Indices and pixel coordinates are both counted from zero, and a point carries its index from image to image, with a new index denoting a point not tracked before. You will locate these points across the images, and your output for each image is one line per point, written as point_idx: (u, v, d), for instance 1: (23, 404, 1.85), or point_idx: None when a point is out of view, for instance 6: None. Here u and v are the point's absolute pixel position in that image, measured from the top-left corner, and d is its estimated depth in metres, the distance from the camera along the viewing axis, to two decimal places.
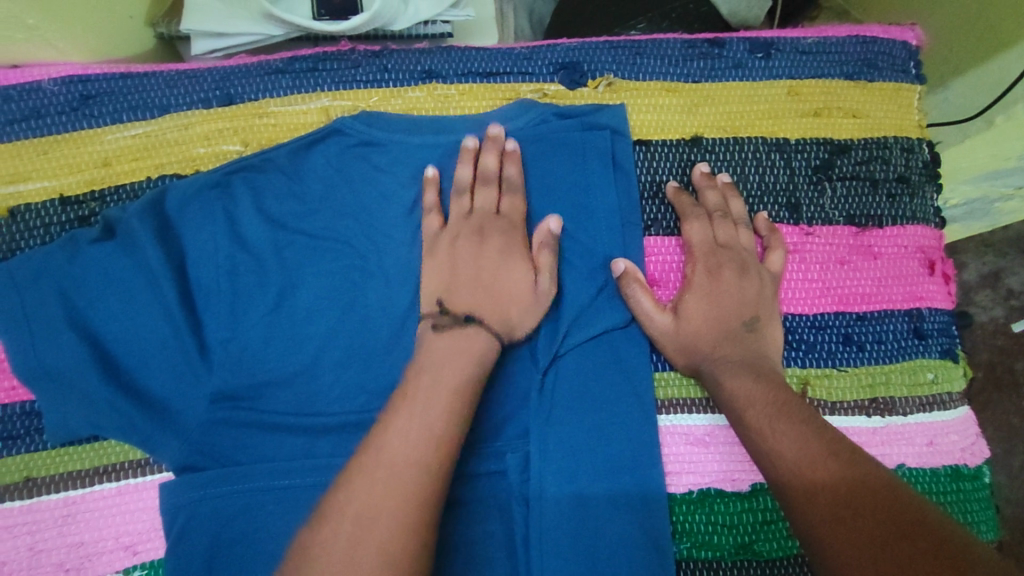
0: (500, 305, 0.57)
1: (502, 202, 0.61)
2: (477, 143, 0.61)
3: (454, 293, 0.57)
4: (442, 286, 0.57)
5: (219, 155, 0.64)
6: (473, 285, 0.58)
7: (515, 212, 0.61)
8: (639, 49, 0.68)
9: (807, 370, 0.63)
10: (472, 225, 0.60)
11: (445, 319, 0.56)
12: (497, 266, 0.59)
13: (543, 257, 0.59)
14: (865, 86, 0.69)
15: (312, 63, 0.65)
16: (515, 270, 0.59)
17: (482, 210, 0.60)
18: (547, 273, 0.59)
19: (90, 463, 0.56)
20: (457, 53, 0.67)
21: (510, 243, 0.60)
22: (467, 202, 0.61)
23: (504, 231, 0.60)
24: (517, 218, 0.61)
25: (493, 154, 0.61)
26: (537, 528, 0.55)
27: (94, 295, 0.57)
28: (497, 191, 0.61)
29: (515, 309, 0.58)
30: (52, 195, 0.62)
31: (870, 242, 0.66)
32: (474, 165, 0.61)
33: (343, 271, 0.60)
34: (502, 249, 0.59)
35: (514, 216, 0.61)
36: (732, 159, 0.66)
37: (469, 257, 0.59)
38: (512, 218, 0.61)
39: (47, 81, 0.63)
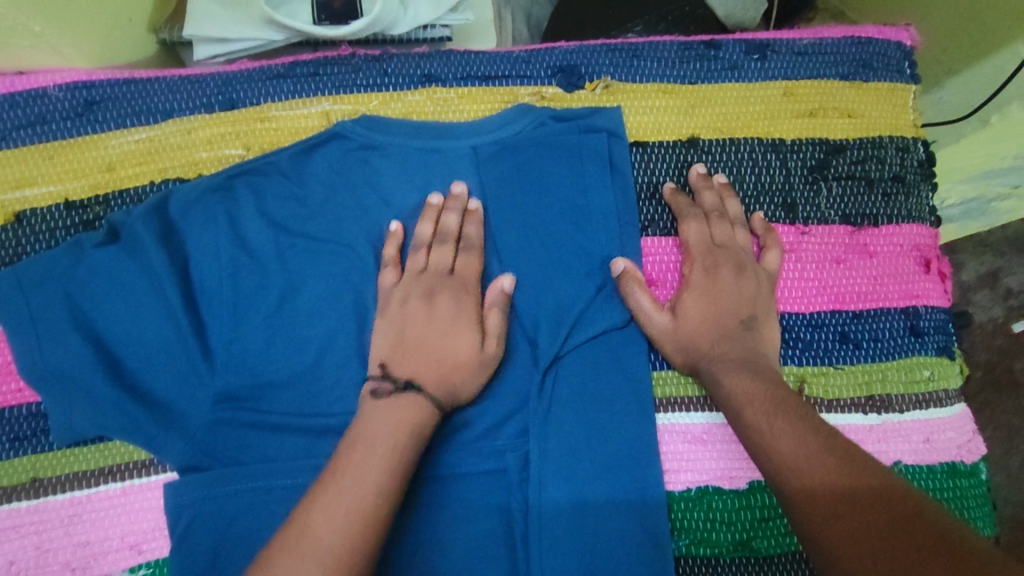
0: (440, 368, 0.56)
1: (456, 261, 0.61)
2: (442, 201, 0.62)
3: (399, 359, 0.57)
4: (389, 349, 0.57)
5: (222, 159, 0.64)
6: (418, 348, 0.57)
7: (468, 271, 0.60)
8: (635, 52, 0.69)
9: (804, 368, 0.64)
10: (423, 284, 0.60)
11: (385, 383, 0.55)
12: (444, 331, 0.58)
13: (490, 319, 0.59)
14: (860, 87, 0.70)
15: (313, 67, 0.66)
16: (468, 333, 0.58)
17: (435, 268, 0.60)
18: (495, 337, 0.58)
19: (95, 464, 0.57)
20: (456, 57, 0.68)
21: (456, 298, 0.59)
22: (421, 257, 0.61)
23: (454, 291, 0.59)
24: (471, 279, 0.60)
25: (453, 213, 0.62)
26: (537, 525, 0.56)
27: (100, 298, 0.57)
28: (453, 249, 0.61)
29: (457, 377, 0.56)
30: (57, 199, 0.62)
31: (866, 240, 0.67)
32: (436, 222, 0.62)
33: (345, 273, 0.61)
34: (452, 311, 0.59)
35: (462, 273, 0.60)
36: (728, 160, 0.67)
37: (417, 321, 0.58)
38: (466, 278, 0.60)
39: (52, 87, 0.63)
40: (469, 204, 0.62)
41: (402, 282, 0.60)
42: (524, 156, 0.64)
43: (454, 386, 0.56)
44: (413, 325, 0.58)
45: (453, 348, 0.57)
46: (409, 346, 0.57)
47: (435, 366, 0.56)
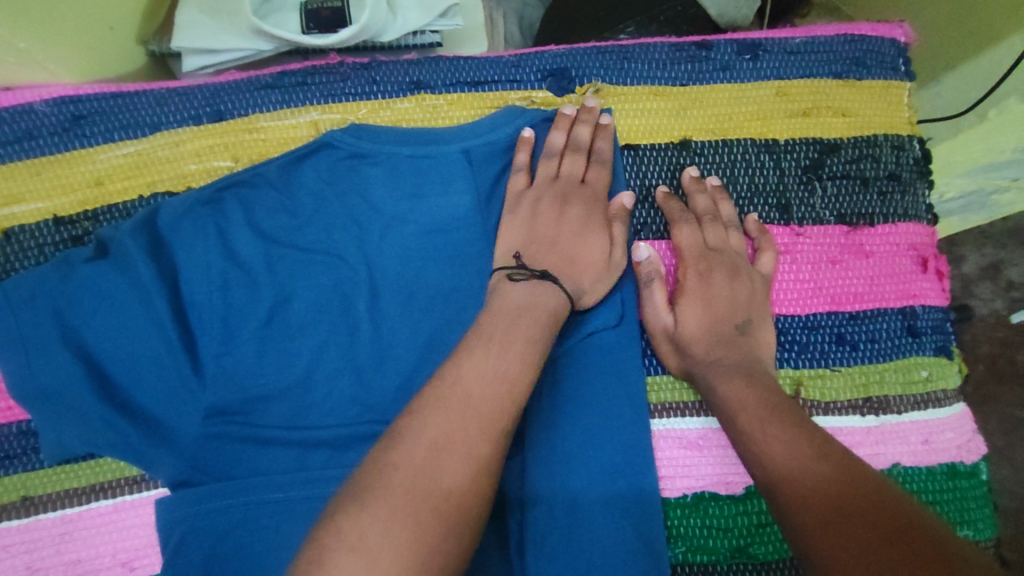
0: (575, 266, 0.58)
1: (588, 172, 0.63)
2: (575, 113, 0.65)
3: (530, 254, 0.58)
4: (522, 242, 0.59)
5: (210, 171, 0.64)
6: (554, 246, 0.59)
7: (600, 182, 0.63)
8: (626, 54, 0.68)
9: (800, 371, 0.63)
10: (557, 190, 0.62)
11: (522, 271, 0.56)
12: (576, 235, 0.60)
13: (619, 230, 0.61)
14: (854, 85, 0.69)
15: (301, 77, 0.66)
16: (592, 239, 0.60)
17: (569, 176, 0.63)
18: (622, 246, 0.61)
19: (87, 481, 0.57)
20: (444, 63, 0.68)
21: (587, 211, 0.61)
22: (554, 164, 0.63)
23: (588, 200, 0.62)
24: (601, 190, 0.63)
25: (586, 125, 0.64)
26: (531, 534, 0.56)
27: (88, 314, 0.56)
28: (586, 160, 0.63)
29: (581, 278, 0.58)
30: (46, 215, 0.62)
31: (862, 240, 0.66)
32: (567, 133, 0.64)
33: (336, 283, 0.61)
34: (584, 219, 0.61)
35: (594, 185, 0.63)
36: (721, 161, 0.66)
37: (550, 220, 0.60)
38: (597, 188, 0.63)
39: (39, 102, 0.63)
40: (600, 120, 0.65)
41: (531, 186, 0.62)
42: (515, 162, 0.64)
43: (580, 283, 0.58)
44: (542, 224, 0.60)
45: (593, 250, 0.59)
46: (545, 242, 0.59)
47: (565, 264, 0.58)
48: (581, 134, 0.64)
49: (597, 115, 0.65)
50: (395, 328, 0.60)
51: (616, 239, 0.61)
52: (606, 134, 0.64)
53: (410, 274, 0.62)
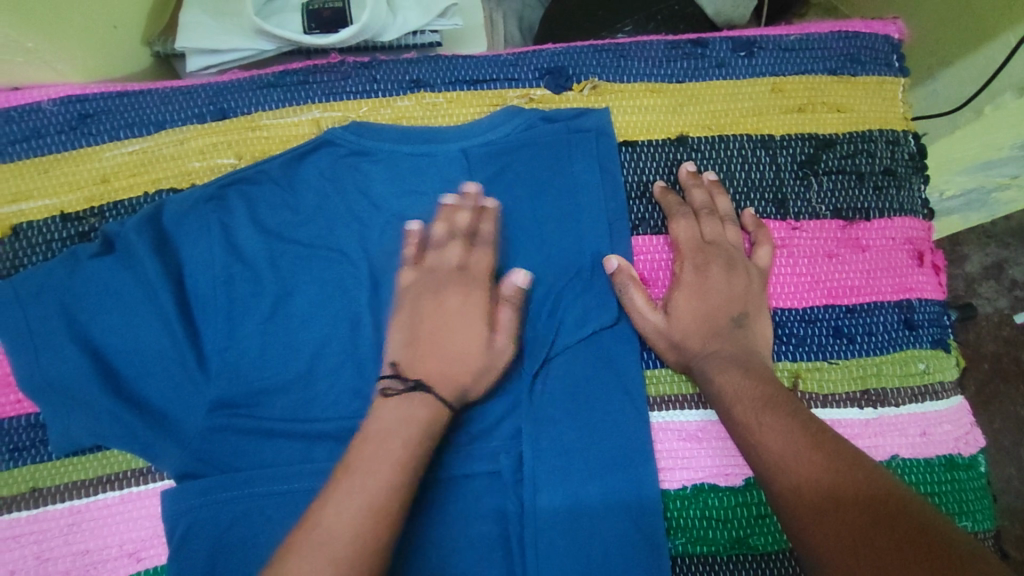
0: (459, 366, 0.55)
1: (469, 257, 0.59)
2: (456, 201, 0.61)
3: (413, 360, 0.55)
4: (409, 343, 0.56)
5: (214, 169, 0.65)
6: (439, 344, 0.55)
7: (480, 267, 0.59)
8: (623, 52, 0.69)
9: (798, 364, 0.63)
10: (435, 280, 0.58)
11: (396, 384, 0.53)
12: (450, 325, 0.56)
13: (506, 314, 0.58)
14: (848, 81, 0.70)
15: (302, 75, 0.67)
16: (473, 329, 0.56)
17: (444, 265, 0.59)
18: (506, 332, 0.57)
19: (94, 472, 0.57)
20: (444, 62, 0.68)
21: (465, 297, 0.57)
22: (430, 257, 0.59)
23: (465, 287, 0.58)
24: (483, 276, 0.59)
25: (468, 211, 0.60)
26: (532, 524, 0.56)
27: (95, 307, 0.58)
28: (466, 247, 0.59)
29: (463, 375, 0.55)
30: (53, 212, 0.63)
31: (858, 234, 0.67)
32: (449, 221, 0.60)
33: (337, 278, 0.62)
34: (461, 305, 0.57)
35: (475, 271, 0.59)
36: (718, 157, 0.67)
37: (430, 312, 0.57)
38: (477, 274, 0.59)
39: (46, 101, 0.64)
40: (482, 203, 0.61)
41: (414, 280, 0.59)
42: (515, 158, 0.65)
43: (462, 383, 0.55)
44: (424, 319, 0.57)
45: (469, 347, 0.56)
46: (427, 339, 0.56)
47: (453, 370, 0.55)
48: (458, 221, 0.60)
49: (481, 199, 0.61)
50: None
51: (501, 326, 0.57)
52: (489, 217, 0.60)
53: None
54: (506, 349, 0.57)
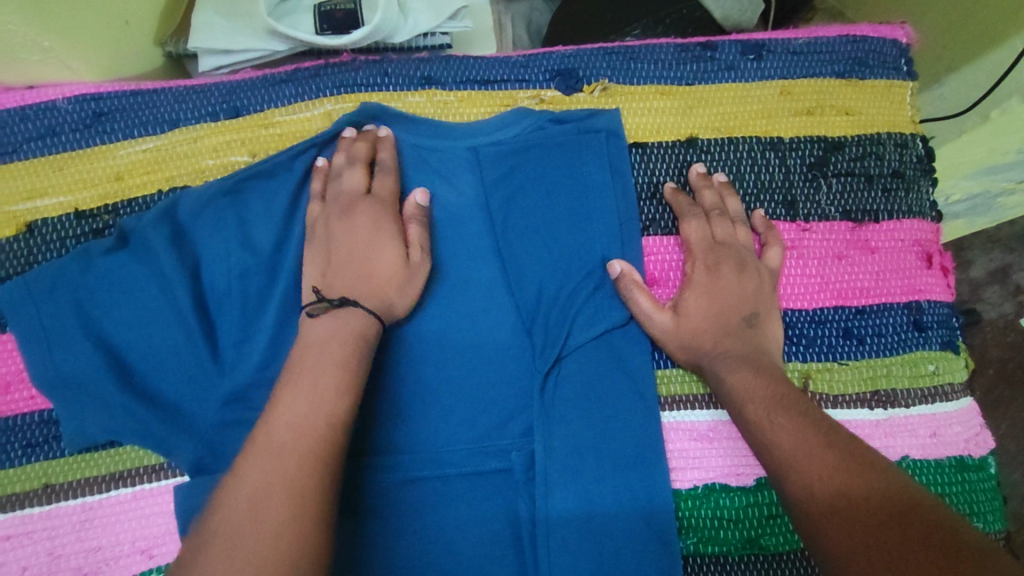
0: (371, 283, 0.57)
1: (372, 184, 0.61)
2: (355, 135, 0.63)
3: (331, 281, 0.57)
4: (322, 271, 0.58)
5: (227, 166, 0.65)
6: (347, 262, 0.58)
7: (384, 191, 0.61)
8: (633, 54, 0.70)
9: (808, 365, 0.64)
10: (340, 205, 0.60)
11: (320, 303, 0.55)
12: (367, 247, 0.58)
13: (414, 231, 0.60)
14: (857, 84, 0.70)
15: (314, 73, 0.67)
16: (383, 249, 0.58)
17: (351, 190, 0.60)
18: (419, 247, 0.60)
19: (106, 469, 0.57)
20: (455, 62, 0.69)
21: (375, 217, 0.59)
22: (335, 186, 0.61)
23: (373, 210, 0.60)
24: (388, 199, 0.61)
25: (365, 142, 0.62)
26: (543, 522, 0.56)
27: (109, 304, 0.59)
28: (367, 174, 0.61)
29: (392, 290, 0.58)
30: (67, 209, 0.63)
31: (867, 236, 0.67)
32: (348, 153, 0.63)
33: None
34: (373, 224, 0.59)
35: (378, 194, 0.60)
36: (728, 159, 0.68)
37: (343, 234, 0.59)
38: (383, 198, 0.60)
39: (61, 100, 0.64)
40: (378, 133, 0.63)
41: (320, 211, 0.61)
42: (523, 157, 0.64)
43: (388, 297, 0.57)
44: (344, 243, 0.58)
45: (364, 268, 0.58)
46: (336, 257, 0.58)
47: (357, 284, 0.57)
48: (359, 149, 0.62)
49: (377, 129, 0.63)
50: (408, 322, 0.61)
51: (414, 243, 0.60)
52: (386, 144, 0.62)
53: None
54: (422, 263, 0.59)
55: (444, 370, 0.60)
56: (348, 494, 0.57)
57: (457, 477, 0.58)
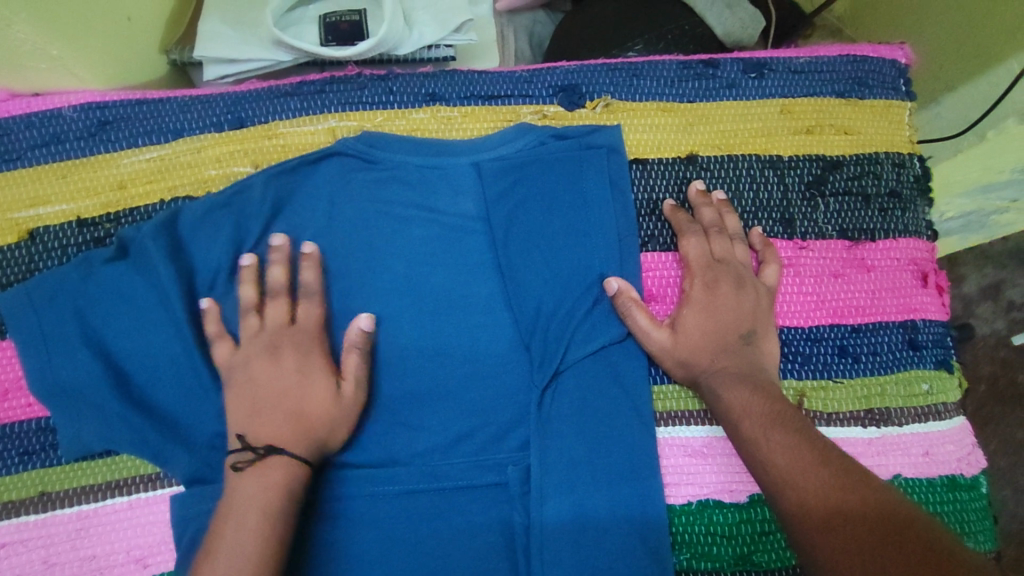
0: (300, 425, 0.55)
1: (296, 311, 0.59)
2: (255, 261, 0.60)
3: (255, 426, 0.55)
4: (244, 418, 0.56)
5: (229, 176, 0.65)
6: (271, 410, 0.56)
7: (309, 320, 0.59)
8: (635, 71, 0.70)
9: (804, 382, 0.64)
10: (263, 343, 0.58)
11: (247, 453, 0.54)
12: (294, 389, 0.56)
13: (351, 361, 0.58)
14: (856, 104, 0.71)
15: (319, 85, 0.68)
16: (314, 386, 0.57)
17: (274, 323, 0.58)
18: (352, 380, 0.58)
19: (102, 478, 0.58)
20: (459, 77, 0.69)
21: (301, 358, 0.58)
22: (254, 320, 0.59)
23: (299, 345, 0.58)
24: (314, 330, 0.59)
25: (281, 266, 0.60)
26: (538, 537, 0.57)
27: (109, 313, 0.59)
28: (288, 301, 0.59)
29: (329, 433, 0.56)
30: (69, 217, 0.63)
31: (864, 255, 0.68)
32: (257, 284, 0.60)
33: (343, 292, 0.62)
34: (300, 365, 0.57)
35: (302, 326, 0.59)
36: (727, 176, 0.68)
37: (267, 379, 0.57)
38: (309, 329, 0.59)
39: (67, 108, 0.65)
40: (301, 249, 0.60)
41: (232, 357, 0.58)
42: (526, 174, 0.65)
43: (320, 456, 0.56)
44: (262, 386, 0.56)
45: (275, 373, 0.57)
46: (259, 408, 0.56)
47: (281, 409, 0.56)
48: (273, 277, 0.59)
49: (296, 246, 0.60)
50: (407, 333, 0.62)
51: (347, 372, 0.58)
52: (308, 262, 0.60)
53: (420, 280, 0.63)
54: (353, 398, 0.58)
55: (442, 382, 0.61)
56: (344, 505, 0.58)
57: (454, 489, 0.58)
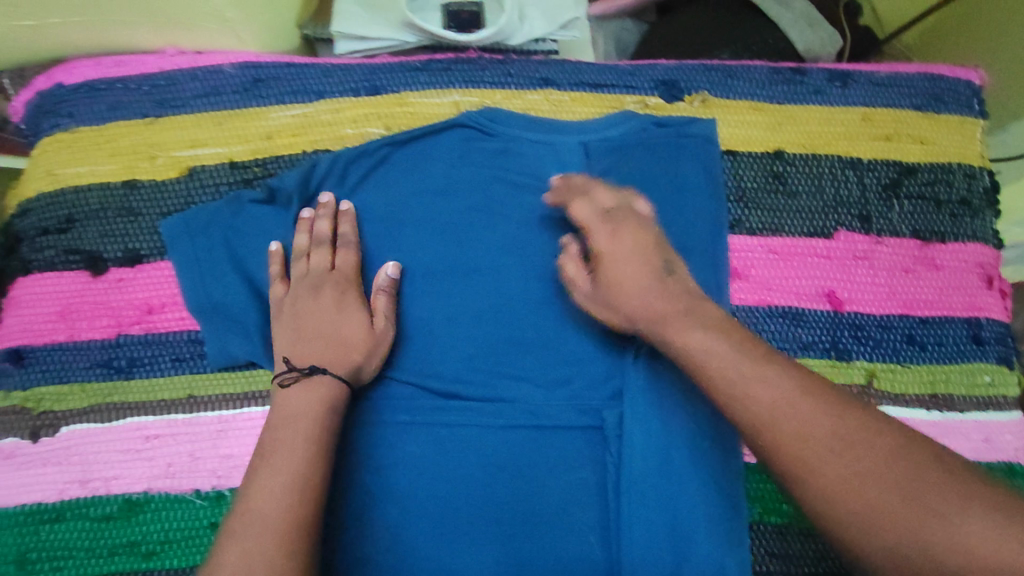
0: (336, 349, 0.62)
1: (336, 258, 0.66)
2: (312, 214, 0.67)
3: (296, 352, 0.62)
4: (290, 345, 0.62)
5: (364, 136, 0.73)
6: (312, 336, 0.62)
7: (348, 266, 0.66)
8: (731, 73, 0.77)
9: (873, 364, 0.70)
10: (309, 284, 0.64)
11: (290, 376, 0.60)
12: (333, 321, 0.63)
13: (381, 302, 0.65)
14: (932, 117, 0.77)
15: (446, 64, 0.75)
16: (351, 318, 0.64)
17: (317, 269, 0.65)
18: (382, 316, 0.65)
19: (242, 388, 0.65)
20: (570, 65, 0.76)
21: (338, 295, 0.64)
22: (304, 264, 0.65)
23: (337, 286, 0.65)
24: (352, 275, 0.66)
25: (327, 219, 0.66)
26: (626, 477, 0.62)
27: (255, 246, 0.67)
28: (332, 250, 0.66)
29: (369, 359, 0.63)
30: (223, 159, 0.71)
31: (934, 255, 0.73)
32: (310, 233, 0.66)
33: (443, 225, 0.69)
34: (337, 302, 0.64)
35: (343, 270, 0.65)
36: (810, 172, 0.74)
37: (308, 315, 0.63)
38: (347, 273, 0.65)
39: (228, 66, 0.73)
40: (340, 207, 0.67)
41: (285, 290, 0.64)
42: (627, 156, 0.72)
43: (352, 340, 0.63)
44: (305, 320, 0.63)
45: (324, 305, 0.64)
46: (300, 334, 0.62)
47: (325, 343, 0.62)
48: (321, 228, 0.66)
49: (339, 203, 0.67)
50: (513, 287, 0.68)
51: (378, 311, 0.65)
52: (348, 219, 0.67)
53: (526, 241, 0.69)
54: (386, 333, 0.64)
55: (542, 333, 0.67)
56: (450, 433, 0.65)
57: (552, 428, 0.65)
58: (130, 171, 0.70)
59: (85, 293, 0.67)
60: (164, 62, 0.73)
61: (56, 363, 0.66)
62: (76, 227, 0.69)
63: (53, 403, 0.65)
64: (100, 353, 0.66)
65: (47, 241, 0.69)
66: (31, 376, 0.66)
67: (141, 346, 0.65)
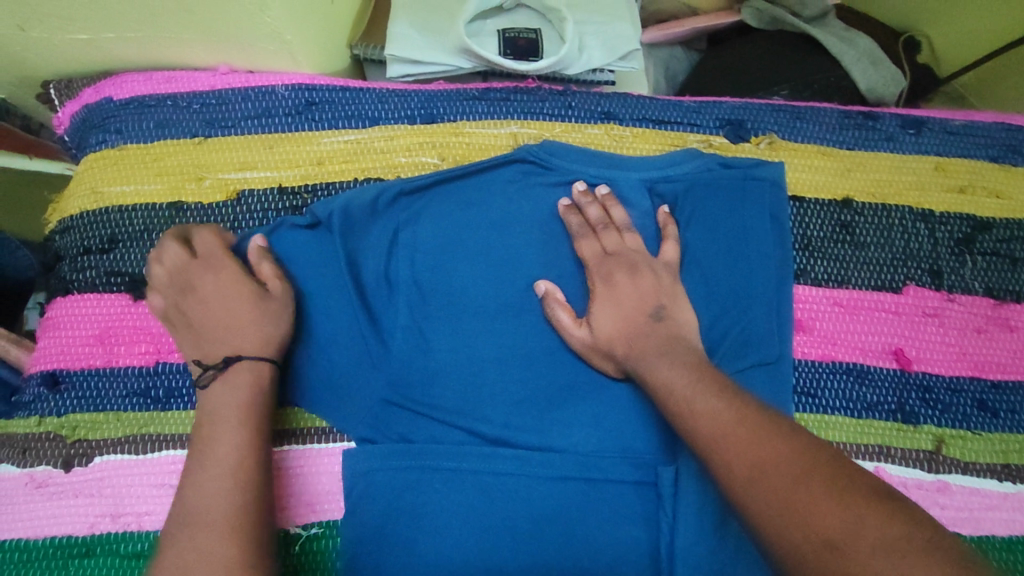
0: (245, 327, 0.58)
1: (193, 248, 0.62)
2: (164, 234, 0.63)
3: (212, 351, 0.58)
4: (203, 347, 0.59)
5: (417, 165, 0.70)
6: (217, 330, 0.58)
7: (207, 245, 0.62)
8: (799, 115, 0.75)
9: (943, 429, 0.66)
10: (178, 283, 0.60)
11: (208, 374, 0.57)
12: (225, 303, 0.59)
13: (264, 267, 0.62)
14: (1010, 170, 0.73)
15: (505, 94, 0.73)
16: (236, 292, 0.59)
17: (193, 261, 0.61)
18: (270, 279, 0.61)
19: (283, 426, 0.65)
20: (632, 100, 0.74)
21: (216, 276, 0.60)
22: (163, 270, 0.61)
23: (212, 270, 0.60)
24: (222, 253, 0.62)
25: (169, 239, 0.62)
26: (682, 541, 0.59)
27: (306, 277, 0.65)
28: (188, 244, 0.62)
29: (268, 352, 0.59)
30: (272, 184, 0.69)
31: (1007, 315, 0.70)
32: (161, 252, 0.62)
33: (498, 259, 0.67)
34: (216, 284, 0.60)
35: (206, 253, 0.61)
36: (879, 223, 0.71)
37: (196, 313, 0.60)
38: (217, 254, 0.61)
39: (280, 87, 0.71)
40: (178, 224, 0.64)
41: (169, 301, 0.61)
42: (688, 197, 0.69)
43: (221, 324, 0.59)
44: (196, 318, 0.59)
45: (243, 315, 0.59)
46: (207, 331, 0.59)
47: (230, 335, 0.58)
48: (168, 240, 0.62)
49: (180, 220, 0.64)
50: None
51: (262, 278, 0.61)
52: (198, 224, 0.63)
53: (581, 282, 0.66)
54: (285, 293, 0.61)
55: (595, 381, 0.64)
56: (495, 482, 0.61)
57: (604, 481, 0.61)
58: (177, 192, 0.68)
59: (126, 318, 0.65)
60: (215, 80, 0.71)
61: (92, 389, 0.63)
62: (118, 248, 0.67)
63: (88, 431, 0.62)
64: (138, 382, 0.63)
65: (89, 261, 0.67)
66: (65, 403, 0.63)
67: (181, 376, 0.63)
